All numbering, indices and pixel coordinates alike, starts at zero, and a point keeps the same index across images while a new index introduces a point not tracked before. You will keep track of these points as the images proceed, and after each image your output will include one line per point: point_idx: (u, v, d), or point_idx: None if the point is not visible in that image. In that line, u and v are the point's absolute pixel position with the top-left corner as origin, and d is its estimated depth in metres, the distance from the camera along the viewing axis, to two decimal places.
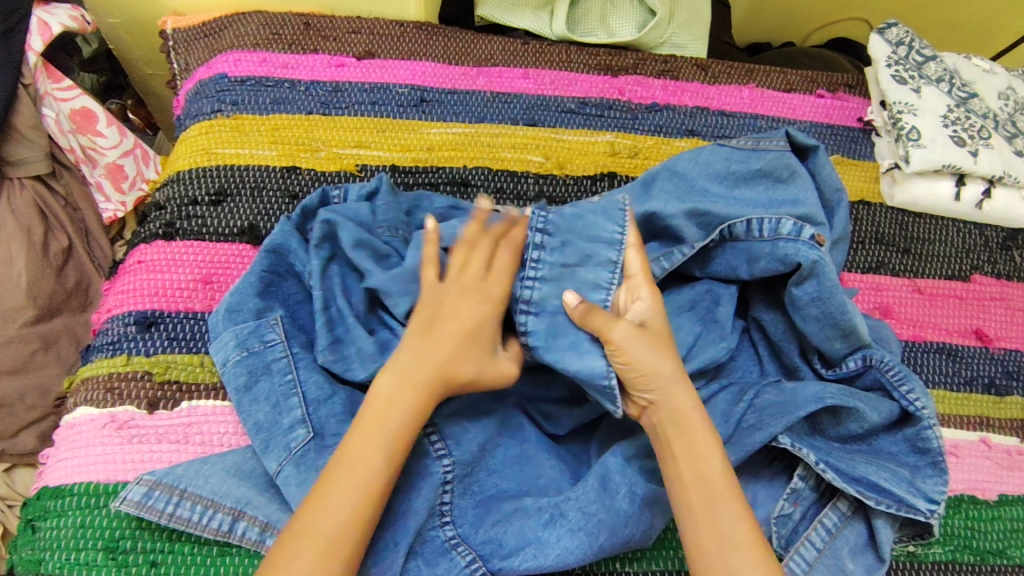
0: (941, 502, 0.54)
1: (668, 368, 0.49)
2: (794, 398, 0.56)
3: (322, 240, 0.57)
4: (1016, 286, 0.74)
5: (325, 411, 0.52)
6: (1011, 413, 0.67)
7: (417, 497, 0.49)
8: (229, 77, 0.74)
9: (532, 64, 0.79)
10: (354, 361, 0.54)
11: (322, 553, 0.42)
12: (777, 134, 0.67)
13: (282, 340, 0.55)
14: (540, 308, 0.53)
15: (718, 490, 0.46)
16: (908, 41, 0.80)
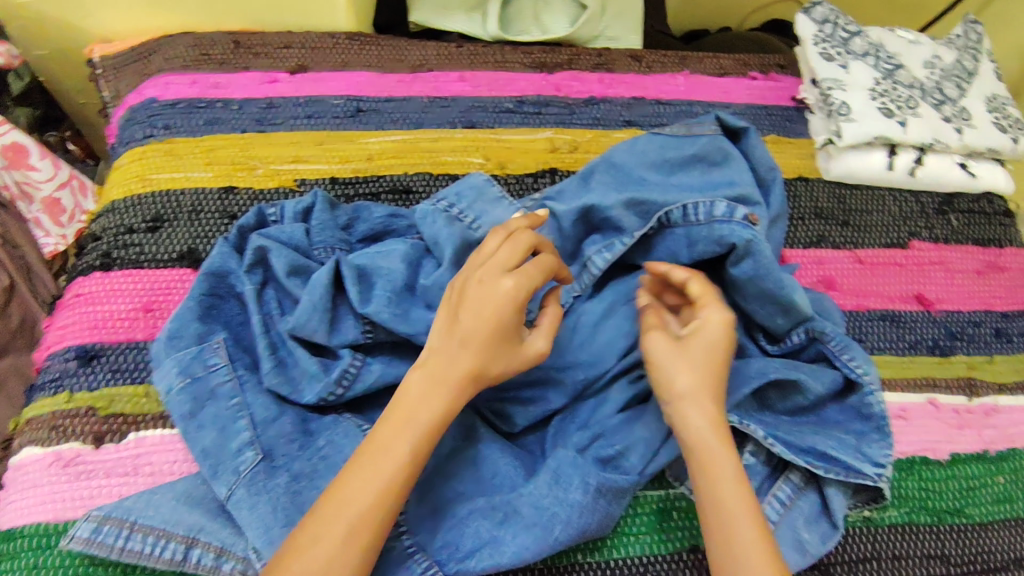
0: (887, 465, 0.56)
1: (692, 382, 0.51)
2: (736, 373, 0.57)
3: (254, 264, 0.57)
4: (952, 248, 0.75)
5: (274, 430, 0.52)
6: (956, 372, 0.68)
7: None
8: (159, 101, 0.73)
9: (467, 67, 0.80)
10: (303, 382, 0.54)
11: (345, 538, 0.42)
12: (707, 119, 0.69)
13: (226, 363, 0.54)
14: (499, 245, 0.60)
15: (731, 509, 0.47)
16: (833, 18, 0.82)
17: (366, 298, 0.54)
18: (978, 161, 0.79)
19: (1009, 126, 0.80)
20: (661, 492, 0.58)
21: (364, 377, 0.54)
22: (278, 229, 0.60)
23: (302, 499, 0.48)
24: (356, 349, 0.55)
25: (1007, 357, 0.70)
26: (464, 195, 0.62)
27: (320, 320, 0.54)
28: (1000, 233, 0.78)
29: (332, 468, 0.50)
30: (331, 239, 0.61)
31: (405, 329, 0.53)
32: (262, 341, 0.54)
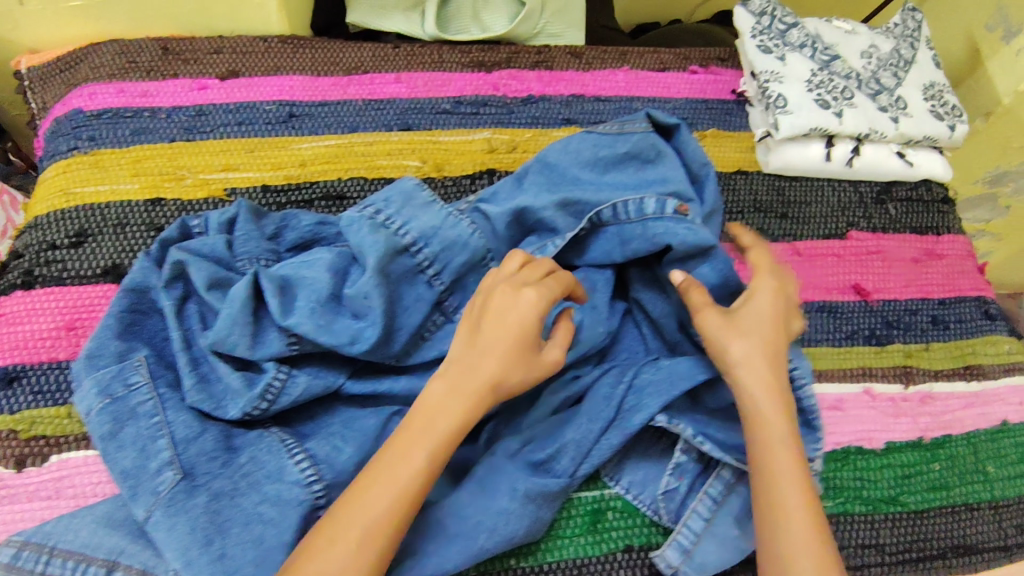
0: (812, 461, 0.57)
1: (741, 354, 0.54)
2: (669, 375, 0.57)
3: (173, 278, 0.56)
4: (890, 237, 0.76)
5: (195, 448, 0.51)
6: (893, 361, 0.69)
7: (284, 527, 0.47)
8: (84, 112, 0.71)
9: (404, 68, 0.79)
10: (226, 397, 0.53)
11: (357, 543, 0.44)
12: (638, 115, 0.68)
13: (148, 381, 0.53)
14: (428, 253, 0.58)
15: (790, 480, 0.50)
16: (771, 10, 0.81)
17: (288, 310, 0.54)
18: (916, 149, 0.80)
19: (945, 114, 0.79)
20: (596, 492, 0.58)
21: (290, 391, 0.53)
22: (199, 242, 0.58)
23: (222, 518, 0.47)
24: (282, 361, 0.54)
25: (943, 343, 0.71)
26: (392, 200, 0.59)
27: (241, 332, 0.53)
28: (938, 220, 0.79)
29: (254, 485, 0.49)
30: (256, 248, 0.60)
31: (327, 340, 0.53)
32: (182, 357, 0.54)
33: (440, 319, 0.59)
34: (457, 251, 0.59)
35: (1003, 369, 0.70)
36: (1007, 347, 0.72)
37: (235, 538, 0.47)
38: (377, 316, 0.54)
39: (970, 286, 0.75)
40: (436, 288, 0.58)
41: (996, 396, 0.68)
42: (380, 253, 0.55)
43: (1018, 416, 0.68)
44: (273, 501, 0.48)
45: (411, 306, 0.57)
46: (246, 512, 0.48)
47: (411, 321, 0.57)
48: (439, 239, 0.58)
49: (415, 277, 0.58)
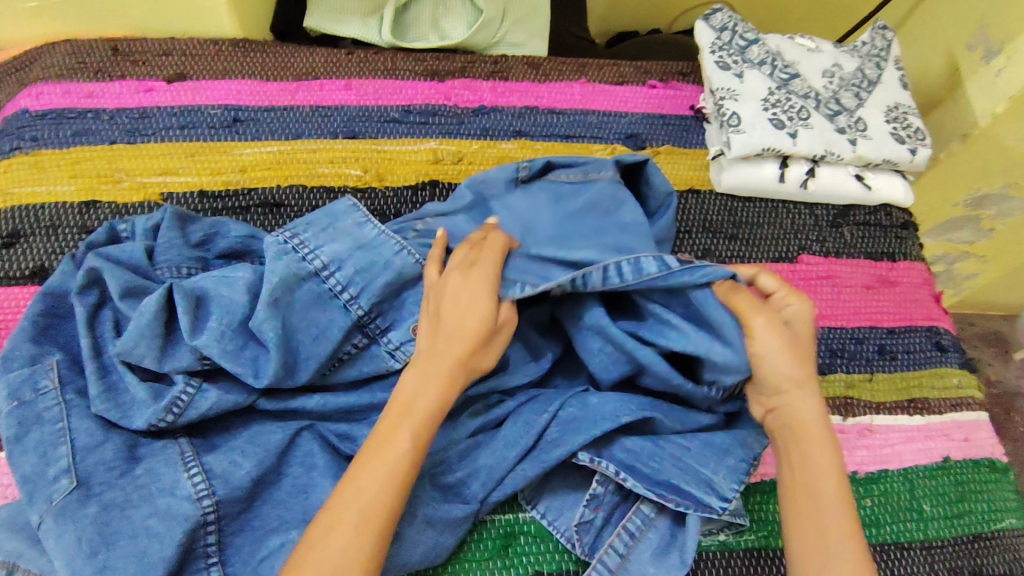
0: (734, 499, 0.55)
1: (796, 371, 0.51)
2: (593, 416, 0.55)
3: (88, 284, 0.56)
4: (843, 262, 0.74)
5: (93, 458, 0.50)
6: (834, 391, 0.67)
7: (166, 543, 0.47)
8: (29, 112, 0.71)
9: (355, 75, 0.78)
10: (133, 408, 0.52)
11: (355, 529, 0.44)
12: (605, 163, 0.66)
13: (56, 386, 0.53)
14: (346, 279, 0.57)
15: (827, 498, 0.49)
16: (732, 25, 0.79)
17: (196, 330, 0.53)
18: (875, 172, 0.78)
19: (908, 137, 0.77)
20: (511, 515, 0.58)
21: (198, 405, 0.53)
22: (117, 247, 0.59)
23: (109, 531, 0.47)
24: (193, 373, 0.54)
25: (888, 375, 0.69)
26: (314, 226, 0.59)
27: (150, 342, 0.53)
28: (895, 246, 0.77)
29: (147, 497, 0.49)
30: (178, 256, 0.60)
31: (231, 366, 0.52)
32: (90, 365, 0.53)
33: (361, 342, 0.57)
34: (376, 274, 0.57)
35: (950, 405, 0.68)
36: (955, 381, 0.70)
37: (120, 550, 0.46)
38: (274, 343, 0.52)
39: (923, 316, 0.73)
40: (352, 313, 0.56)
41: (938, 431, 0.67)
42: (284, 280, 0.55)
43: (960, 454, 0.66)
44: (163, 515, 0.48)
45: (323, 331, 0.55)
46: (134, 524, 0.47)
47: (320, 347, 0.55)
48: (352, 261, 0.57)
49: (328, 301, 0.56)
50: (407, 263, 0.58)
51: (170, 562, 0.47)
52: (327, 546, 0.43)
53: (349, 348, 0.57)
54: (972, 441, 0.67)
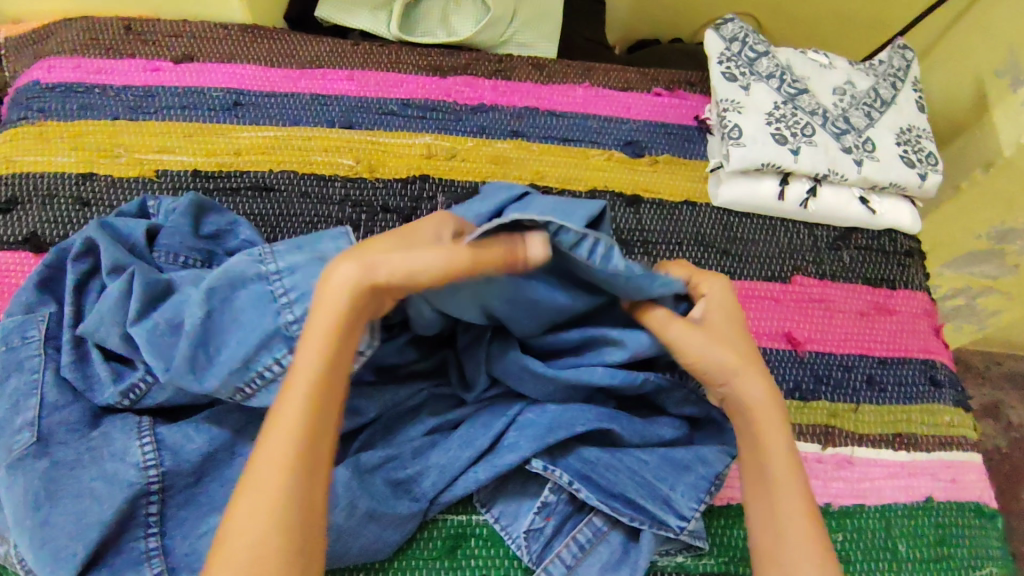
0: (693, 519, 0.54)
1: (728, 356, 0.52)
2: (549, 422, 0.54)
3: (84, 252, 0.58)
4: (838, 286, 0.72)
5: (58, 417, 0.52)
6: (815, 419, 0.65)
7: (107, 505, 0.48)
8: (40, 84, 0.73)
9: (358, 66, 0.78)
10: (98, 383, 0.54)
11: (256, 519, 0.41)
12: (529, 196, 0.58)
13: (42, 338, 0.55)
14: (291, 289, 0.53)
15: (778, 479, 0.49)
16: (743, 36, 0.77)
17: (144, 315, 0.54)
18: (882, 196, 0.75)
19: (919, 161, 0.74)
20: (463, 517, 0.57)
21: (157, 394, 0.54)
22: (121, 223, 0.60)
23: (58, 488, 0.49)
24: (155, 363, 0.55)
25: (875, 406, 0.66)
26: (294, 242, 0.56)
27: (112, 325, 0.54)
28: (896, 273, 0.74)
29: (97, 459, 0.50)
30: (180, 243, 0.61)
31: (149, 356, 0.52)
32: (66, 334, 0.55)
33: (282, 358, 0.52)
34: (317, 285, 0.53)
35: (938, 442, 0.66)
36: (948, 418, 0.67)
37: (61, 508, 0.48)
38: (186, 336, 0.51)
39: (918, 347, 0.70)
40: (281, 319, 0.52)
41: (923, 469, 0.64)
42: (225, 276, 0.53)
43: (944, 496, 0.63)
44: (107, 479, 0.50)
45: (244, 337, 0.52)
46: (79, 485, 0.49)
47: (237, 353, 0.51)
48: (303, 270, 0.54)
49: (265, 304, 0.53)
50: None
51: (107, 526, 0.48)
52: (237, 522, 0.42)
53: (271, 364, 0.52)
54: (958, 483, 0.64)
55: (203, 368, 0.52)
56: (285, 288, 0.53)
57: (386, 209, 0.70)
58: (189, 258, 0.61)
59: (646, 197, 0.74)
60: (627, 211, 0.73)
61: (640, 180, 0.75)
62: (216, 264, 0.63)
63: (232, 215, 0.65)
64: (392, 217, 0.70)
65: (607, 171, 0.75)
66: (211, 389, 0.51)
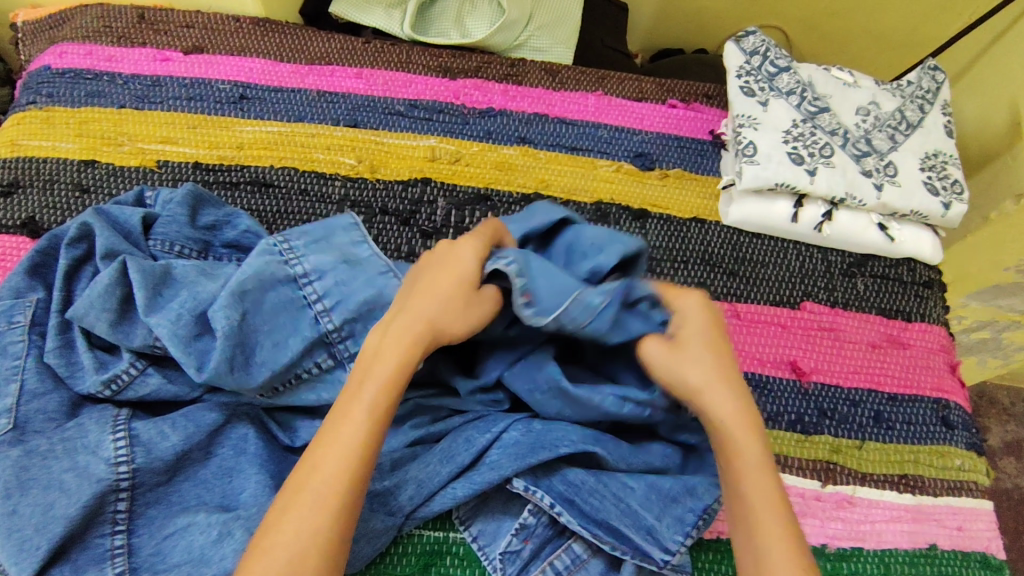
0: (677, 553, 0.52)
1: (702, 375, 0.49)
2: (534, 441, 0.52)
3: (79, 238, 0.57)
4: (849, 315, 0.69)
5: (37, 405, 0.51)
6: (816, 454, 0.62)
7: (73, 499, 0.47)
8: (51, 69, 0.73)
9: (367, 64, 0.77)
10: (81, 371, 0.53)
11: (307, 520, 0.42)
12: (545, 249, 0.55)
13: (27, 324, 0.54)
14: (325, 293, 0.55)
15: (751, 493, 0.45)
16: (764, 49, 0.74)
17: (156, 307, 0.53)
18: (902, 223, 0.72)
19: (943, 189, 0.70)
20: (440, 533, 0.55)
21: (137, 388, 0.53)
22: (119, 210, 0.60)
23: (27, 477, 0.48)
24: (141, 355, 0.54)
25: (881, 445, 0.63)
26: (311, 237, 0.58)
27: (101, 312, 0.53)
28: (913, 305, 0.70)
29: (69, 451, 0.49)
30: (177, 234, 0.60)
31: (178, 352, 0.51)
32: (54, 318, 0.54)
33: (322, 362, 0.55)
34: (352, 291, 0.56)
35: (947, 487, 0.62)
36: (958, 462, 0.64)
37: (30, 498, 0.47)
38: (223, 336, 0.51)
39: (931, 386, 0.67)
40: (321, 325, 0.55)
41: (928, 515, 0.61)
42: (256, 278, 0.54)
43: (950, 543, 0.60)
44: (78, 472, 0.48)
45: (285, 340, 0.54)
46: (50, 476, 0.48)
47: (278, 356, 0.53)
48: (334, 274, 0.56)
49: (299, 309, 0.55)
50: (389, 286, 0.56)
51: (72, 522, 0.47)
52: (286, 531, 0.41)
53: (310, 366, 0.55)
54: (965, 531, 0.61)
55: (241, 366, 0.52)
56: (319, 293, 0.55)
57: (385, 210, 0.69)
58: (185, 249, 0.60)
59: (654, 211, 0.72)
60: (633, 225, 0.71)
61: (649, 195, 0.73)
62: (214, 256, 0.62)
63: (229, 207, 0.64)
64: (391, 219, 0.69)
65: (615, 183, 0.73)
66: (251, 387, 0.52)
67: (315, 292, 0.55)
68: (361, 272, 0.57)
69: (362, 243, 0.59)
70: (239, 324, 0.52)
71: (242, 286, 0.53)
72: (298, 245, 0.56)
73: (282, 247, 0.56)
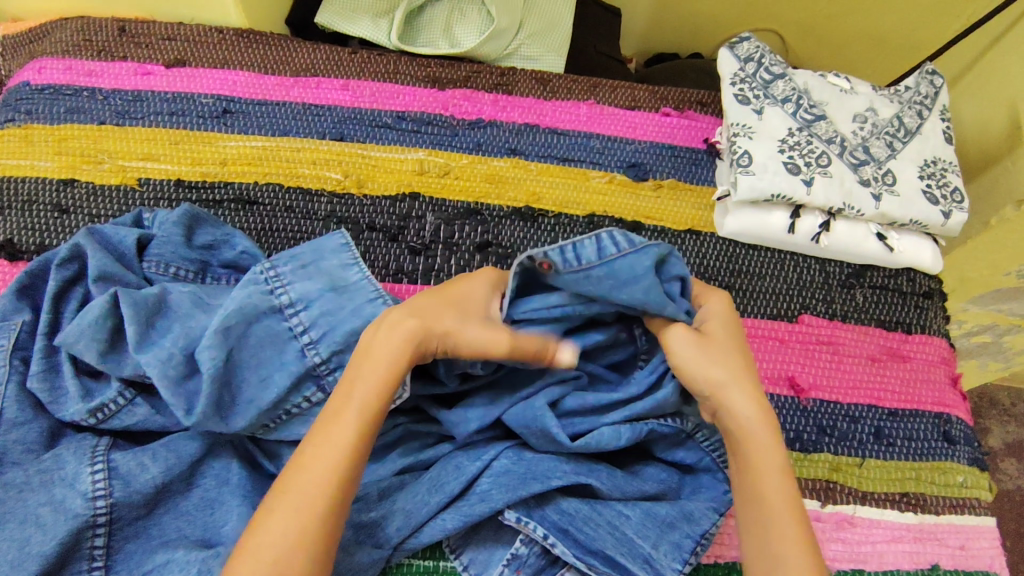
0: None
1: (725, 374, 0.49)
2: (525, 473, 0.51)
3: (69, 259, 0.56)
4: (848, 328, 0.67)
5: (15, 436, 0.49)
6: (815, 473, 0.60)
7: (49, 537, 0.46)
8: (30, 85, 0.72)
9: (354, 75, 0.75)
10: (65, 398, 0.51)
11: (290, 524, 0.41)
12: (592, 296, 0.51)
13: (8, 348, 0.52)
14: (311, 326, 0.54)
15: (773, 502, 0.45)
16: (759, 56, 0.73)
17: (146, 342, 0.51)
18: (901, 233, 0.70)
19: (942, 198, 0.69)
20: (430, 561, 0.54)
21: (123, 417, 0.52)
22: (112, 229, 0.58)
23: (4, 510, 0.46)
24: (131, 383, 0.52)
25: (881, 462, 0.62)
26: (295, 262, 0.56)
27: (91, 341, 0.51)
28: (913, 317, 0.69)
29: (46, 484, 0.47)
30: (171, 255, 0.59)
31: (165, 393, 0.50)
32: (39, 342, 0.52)
33: (311, 396, 0.53)
34: (340, 322, 0.54)
35: (949, 505, 0.61)
36: (960, 479, 0.62)
37: (6, 533, 0.46)
38: (208, 378, 0.50)
39: (931, 400, 0.65)
40: (307, 358, 0.53)
41: (931, 534, 0.60)
42: (239, 313, 0.52)
43: (951, 563, 0.59)
44: (55, 506, 0.47)
45: (271, 376, 0.53)
46: (26, 510, 0.46)
47: (262, 393, 0.52)
48: (320, 304, 0.55)
49: (285, 342, 0.54)
50: (376, 313, 0.55)
51: (48, 559, 0.45)
52: (264, 533, 0.40)
53: (299, 401, 0.53)
54: (967, 550, 0.60)
55: (226, 408, 0.51)
56: (307, 325, 0.54)
57: (372, 226, 0.68)
58: (181, 269, 0.59)
59: (647, 223, 0.71)
60: None
61: (643, 207, 0.71)
62: (210, 276, 0.61)
63: (227, 227, 0.62)
64: (378, 235, 0.67)
65: (607, 196, 0.72)
66: (235, 429, 0.51)
67: (303, 324, 0.54)
68: (350, 301, 0.55)
69: (352, 265, 0.58)
70: (222, 363, 0.51)
71: (225, 323, 0.52)
72: (284, 270, 0.55)
73: (266, 274, 0.54)
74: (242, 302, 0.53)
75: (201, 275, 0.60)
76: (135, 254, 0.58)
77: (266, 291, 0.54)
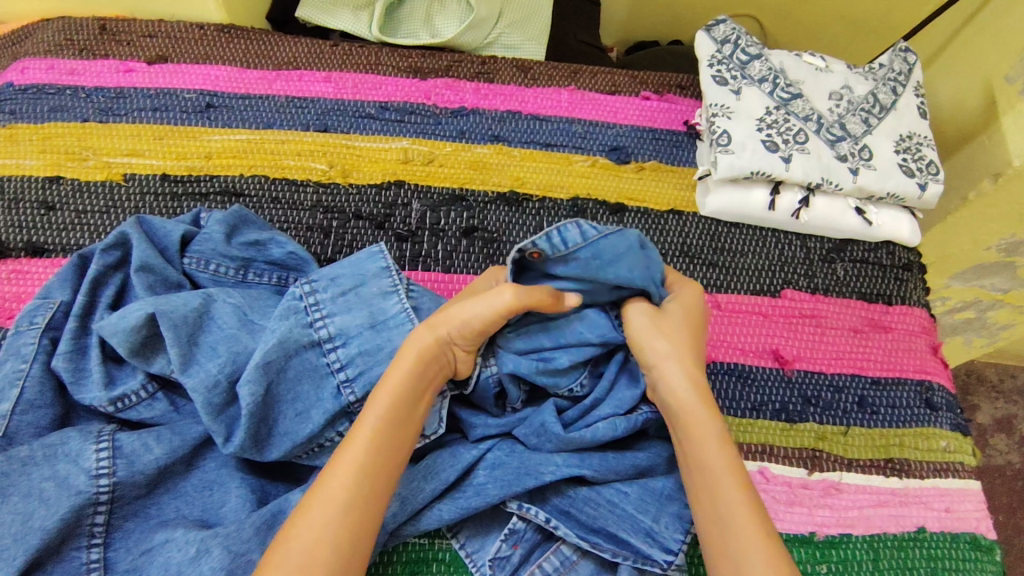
0: (679, 552, 0.50)
1: (667, 351, 0.52)
2: (520, 465, 0.52)
3: (114, 245, 0.57)
4: (831, 301, 0.69)
5: (29, 417, 0.50)
6: (802, 441, 0.61)
7: (52, 512, 0.46)
8: (13, 85, 0.72)
9: (336, 67, 0.76)
10: (87, 381, 0.52)
11: (324, 510, 0.43)
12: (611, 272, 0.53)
13: (42, 327, 0.53)
14: (347, 365, 0.53)
15: (720, 475, 0.46)
16: (735, 38, 0.74)
17: (191, 362, 0.51)
18: (879, 207, 0.71)
19: (918, 171, 0.70)
20: (425, 540, 0.54)
21: (141, 410, 0.52)
22: (160, 222, 0.59)
23: (7, 484, 0.46)
24: (154, 377, 0.53)
25: (866, 430, 0.63)
26: (337, 290, 0.55)
27: (125, 339, 0.51)
28: (893, 288, 0.70)
29: (50, 458, 0.48)
30: (212, 252, 0.59)
31: (207, 422, 0.49)
32: (71, 323, 0.53)
33: (344, 431, 0.53)
34: (378, 361, 0.53)
35: (933, 469, 0.62)
36: (943, 444, 0.64)
37: (10, 506, 0.46)
38: (248, 413, 0.49)
39: (912, 367, 0.67)
40: (342, 398, 0.53)
41: (915, 498, 0.61)
42: (279, 348, 0.52)
43: (938, 526, 0.60)
44: (59, 481, 0.47)
45: (309, 411, 0.52)
46: (30, 484, 0.46)
47: (299, 428, 0.51)
48: (359, 342, 0.54)
49: (322, 378, 0.53)
50: None
51: (50, 535, 0.45)
52: (301, 525, 0.42)
53: (333, 435, 0.53)
54: (953, 513, 0.61)
55: (264, 440, 0.51)
56: (343, 366, 0.53)
57: (359, 215, 0.68)
58: (221, 267, 0.59)
59: (630, 205, 0.72)
60: (610, 220, 0.70)
61: (626, 188, 0.72)
62: (253, 273, 0.60)
63: (271, 231, 0.62)
64: (364, 223, 0.68)
65: (590, 178, 0.72)
66: (271, 460, 0.51)
67: (342, 364, 0.53)
68: (386, 339, 0.54)
69: (391, 293, 0.56)
70: (263, 398, 0.50)
71: (263, 358, 0.51)
72: (321, 294, 0.55)
73: (307, 304, 0.55)
74: (283, 334, 0.52)
75: (245, 274, 0.59)
76: (178, 250, 0.58)
77: (304, 319, 0.54)
